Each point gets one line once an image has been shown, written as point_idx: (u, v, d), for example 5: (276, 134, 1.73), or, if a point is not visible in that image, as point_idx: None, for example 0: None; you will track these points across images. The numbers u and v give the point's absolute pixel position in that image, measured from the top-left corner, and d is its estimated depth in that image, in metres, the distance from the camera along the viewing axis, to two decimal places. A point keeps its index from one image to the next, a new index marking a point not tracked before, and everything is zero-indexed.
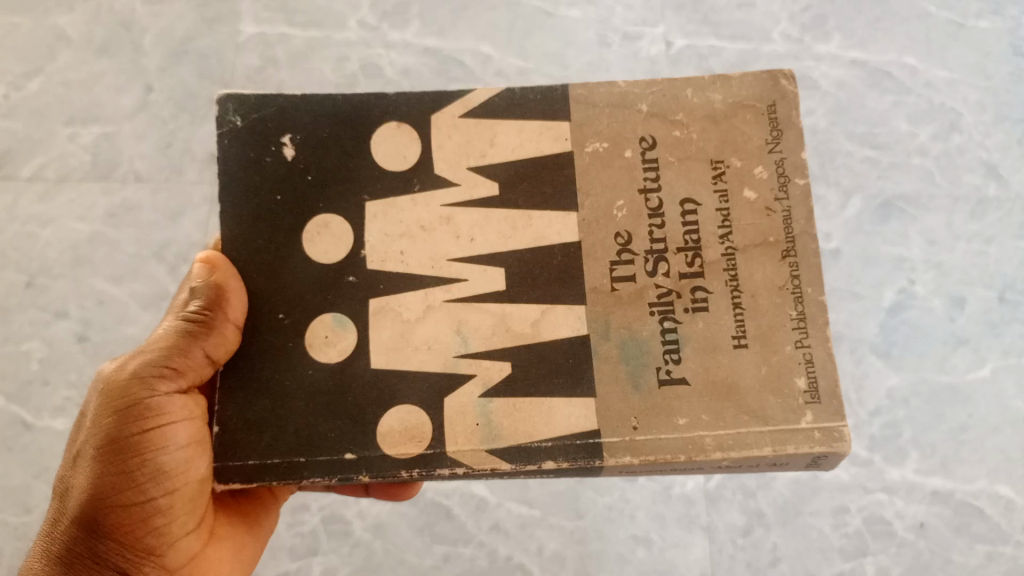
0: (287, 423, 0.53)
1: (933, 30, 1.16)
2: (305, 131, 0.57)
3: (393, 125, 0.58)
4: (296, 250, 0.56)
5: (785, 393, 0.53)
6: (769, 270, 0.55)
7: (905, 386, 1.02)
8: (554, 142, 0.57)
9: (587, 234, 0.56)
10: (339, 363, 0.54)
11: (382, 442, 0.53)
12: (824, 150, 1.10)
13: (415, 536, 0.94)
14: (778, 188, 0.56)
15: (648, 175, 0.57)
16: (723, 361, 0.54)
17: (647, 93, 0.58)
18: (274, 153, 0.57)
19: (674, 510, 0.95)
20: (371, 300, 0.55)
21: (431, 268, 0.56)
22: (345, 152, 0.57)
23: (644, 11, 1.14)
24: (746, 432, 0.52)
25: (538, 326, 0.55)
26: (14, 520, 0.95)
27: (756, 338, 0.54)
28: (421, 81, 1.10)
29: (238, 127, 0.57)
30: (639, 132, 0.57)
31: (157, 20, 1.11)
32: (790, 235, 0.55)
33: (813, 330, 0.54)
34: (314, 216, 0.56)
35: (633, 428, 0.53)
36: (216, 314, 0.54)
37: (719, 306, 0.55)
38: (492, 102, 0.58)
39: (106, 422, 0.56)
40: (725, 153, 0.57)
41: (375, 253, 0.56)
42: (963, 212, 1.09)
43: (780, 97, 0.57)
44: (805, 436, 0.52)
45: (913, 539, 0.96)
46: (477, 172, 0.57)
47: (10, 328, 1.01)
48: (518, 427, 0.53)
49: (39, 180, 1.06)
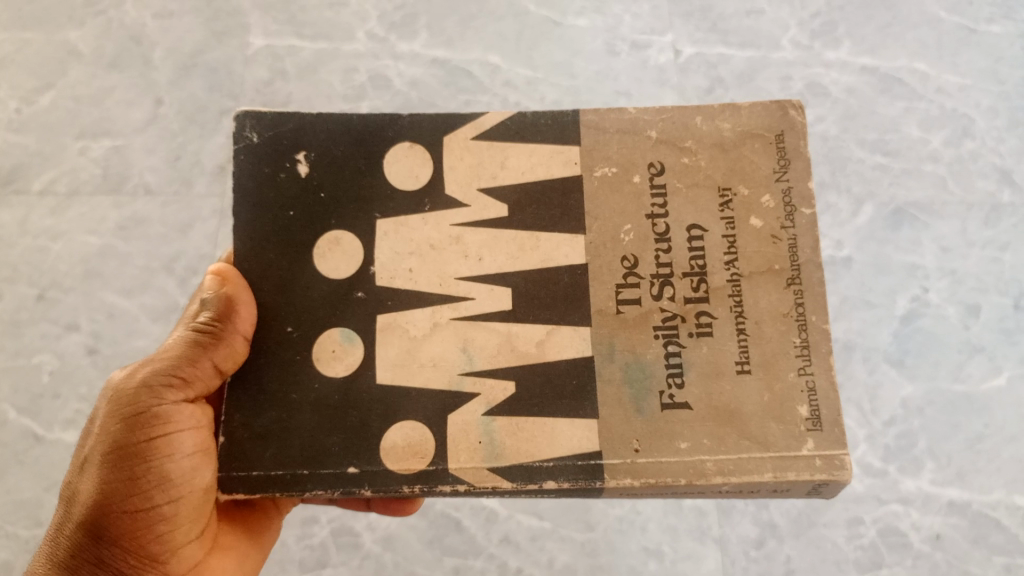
0: (287, 449, 0.53)
1: (944, 35, 1.15)
2: (320, 149, 0.57)
3: (406, 146, 0.58)
4: (306, 268, 0.56)
5: (786, 420, 0.52)
6: (774, 297, 0.54)
7: (920, 396, 1.00)
8: (564, 166, 0.57)
9: (594, 256, 0.56)
10: (345, 379, 0.54)
11: (385, 457, 0.52)
12: (835, 156, 1.10)
13: (425, 549, 0.93)
14: (785, 216, 0.55)
15: (655, 201, 0.56)
16: (726, 387, 0.53)
17: (658, 119, 0.57)
18: (288, 170, 0.57)
19: (685, 522, 0.94)
20: (378, 316, 0.55)
21: (438, 286, 0.56)
22: (358, 170, 0.57)
23: (651, 20, 1.14)
24: (747, 458, 0.51)
25: (543, 347, 0.54)
26: (24, 534, 0.95)
27: (760, 364, 0.53)
28: (429, 92, 1.10)
29: (253, 145, 0.57)
30: (648, 158, 0.57)
31: (167, 35, 1.12)
32: (795, 263, 0.55)
33: (816, 359, 0.53)
34: (325, 234, 0.56)
35: (635, 450, 0.52)
36: (227, 324, 0.53)
37: (723, 332, 0.54)
38: (504, 125, 0.58)
39: (112, 429, 0.55)
40: (732, 181, 0.56)
41: (384, 270, 0.56)
42: (977, 218, 1.07)
43: (788, 127, 0.57)
44: (806, 464, 0.51)
45: (930, 551, 0.95)
46: (488, 194, 0.57)
47: (21, 341, 1.01)
48: (521, 446, 0.53)
49: (50, 194, 1.06)
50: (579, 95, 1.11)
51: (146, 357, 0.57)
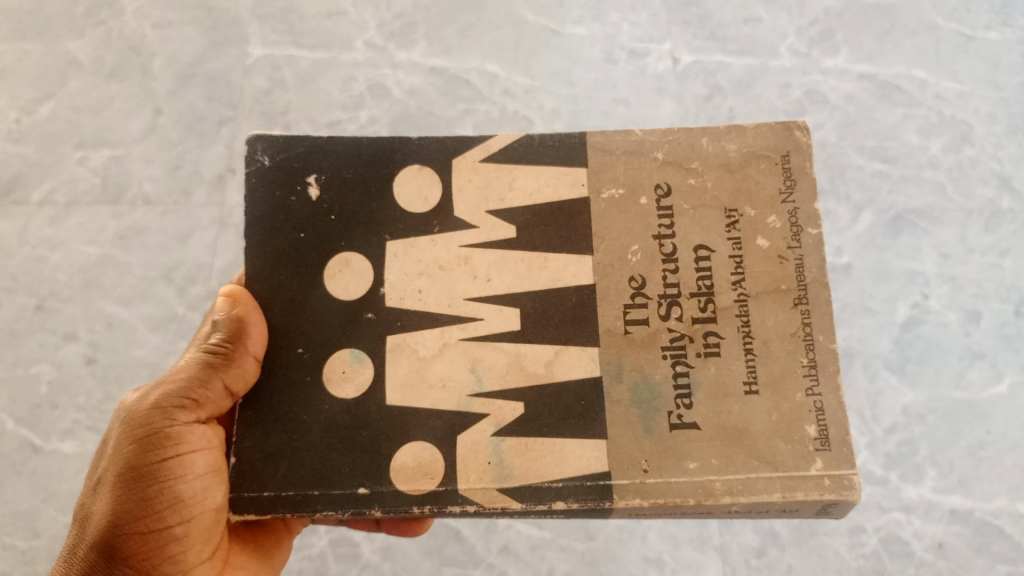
0: (294, 470, 0.52)
1: (942, 43, 1.15)
2: (329, 172, 0.57)
3: (415, 168, 0.58)
4: (315, 290, 0.55)
5: (794, 439, 0.52)
6: (781, 317, 0.54)
7: (921, 403, 1.00)
8: (571, 188, 0.57)
9: (602, 276, 0.55)
10: (355, 399, 0.54)
11: (394, 478, 0.52)
12: (834, 164, 1.10)
13: (424, 559, 0.92)
14: (791, 236, 0.55)
15: (662, 222, 0.56)
16: (734, 407, 0.53)
17: (664, 141, 0.58)
18: (298, 193, 0.57)
19: (685, 531, 0.93)
20: (387, 337, 0.55)
21: (447, 307, 0.55)
22: (368, 193, 0.57)
23: (650, 28, 1.14)
24: (756, 478, 0.51)
25: (552, 366, 0.54)
26: (21, 545, 0.94)
27: (767, 384, 0.53)
28: (427, 101, 1.10)
29: (264, 168, 0.57)
30: (655, 179, 0.57)
31: (166, 45, 1.13)
32: (802, 283, 0.54)
33: (824, 378, 0.53)
34: (335, 255, 0.56)
35: (643, 470, 0.52)
36: (238, 347, 0.53)
37: (730, 352, 0.54)
38: (511, 147, 0.58)
39: (126, 450, 0.55)
40: (738, 202, 0.56)
41: (393, 291, 0.56)
42: (977, 225, 1.07)
43: (794, 148, 0.57)
44: (814, 484, 0.51)
45: (932, 560, 0.94)
46: (496, 215, 0.57)
47: (19, 351, 1.01)
48: (530, 467, 0.52)
49: (49, 204, 1.06)
50: (578, 104, 1.11)
51: (159, 378, 0.57)
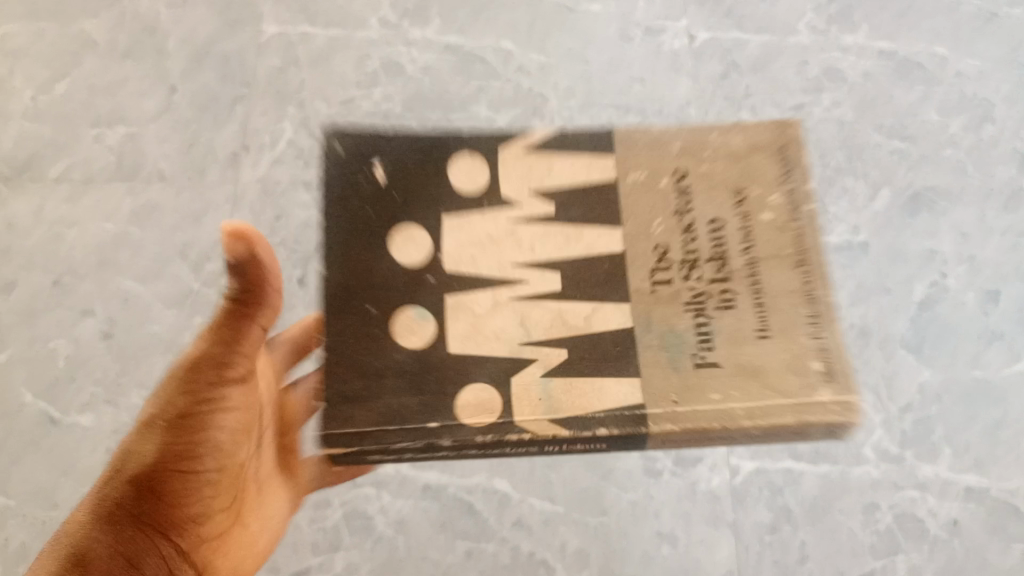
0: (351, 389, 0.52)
1: (963, 22, 1.14)
2: (391, 156, 0.57)
3: (468, 155, 0.58)
4: (382, 257, 0.55)
5: (802, 372, 0.52)
6: (784, 277, 0.54)
7: (938, 383, 0.99)
8: (602, 173, 0.57)
9: (632, 246, 0.55)
10: (421, 350, 0.53)
11: (460, 413, 0.52)
12: (851, 142, 1.08)
13: (437, 532, 0.91)
14: (792, 211, 0.55)
15: (681, 204, 0.56)
16: (749, 348, 0.52)
17: (679, 134, 0.58)
18: (365, 173, 0.56)
19: (699, 508, 0.92)
20: (448, 297, 0.54)
21: (499, 273, 0.55)
22: (427, 175, 0.57)
23: (665, 6, 1.13)
24: (771, 406, 0.51)
25: (590, 320, 0.54)
26: (41, 517, 0.94)
27: (778, 328, 0.53)
28: (440, 80, 1.10)
29: (336, 155, 0.57)
30: (672, 167, 0.57)
31: (180, 24, 1.13)
32: (801, 245, 0.54)
33: (824, 323, 0.53)
34: (398, 229, 0.55)
35: (673, 401, 0.51)
36: (258, 290, 0.61)
37: (743, 303, 0.53)
38: (548, 141, 0.58)
39: None
40: (744, 182, 0.56)
41: (451, 258, 0.55)
42: (996, 205, 1.06)
43: (789, 139, 0.57)
44: (823, 407, 0.51)
45: (947, 539, 0.93)
46: (541, 197, 0.57)
47: (37, 328, 1.01)
48: (575, 401, 0.52)
49: (66, 182, 1.06)
50: (592, 82, 1.11)
51: None
